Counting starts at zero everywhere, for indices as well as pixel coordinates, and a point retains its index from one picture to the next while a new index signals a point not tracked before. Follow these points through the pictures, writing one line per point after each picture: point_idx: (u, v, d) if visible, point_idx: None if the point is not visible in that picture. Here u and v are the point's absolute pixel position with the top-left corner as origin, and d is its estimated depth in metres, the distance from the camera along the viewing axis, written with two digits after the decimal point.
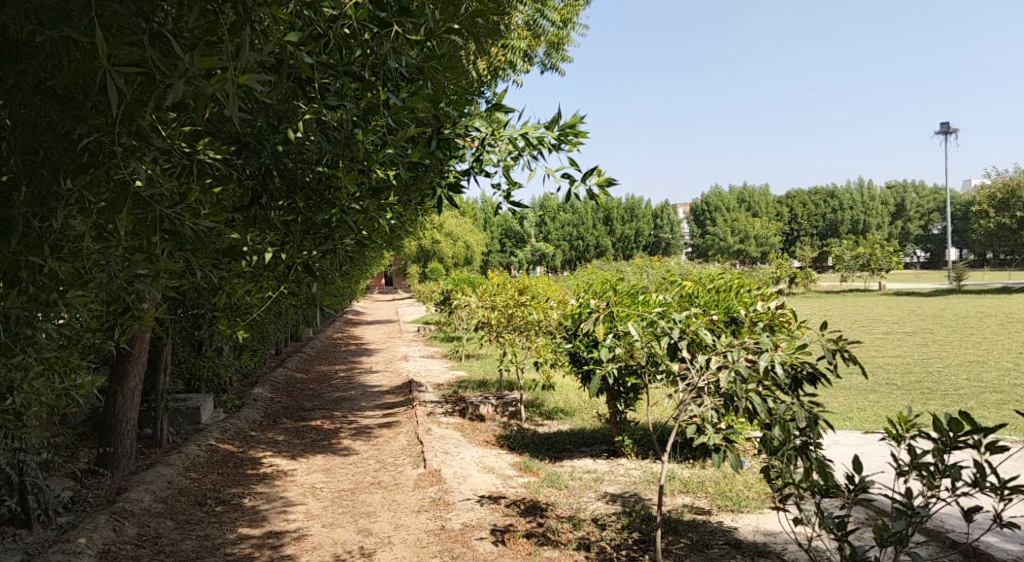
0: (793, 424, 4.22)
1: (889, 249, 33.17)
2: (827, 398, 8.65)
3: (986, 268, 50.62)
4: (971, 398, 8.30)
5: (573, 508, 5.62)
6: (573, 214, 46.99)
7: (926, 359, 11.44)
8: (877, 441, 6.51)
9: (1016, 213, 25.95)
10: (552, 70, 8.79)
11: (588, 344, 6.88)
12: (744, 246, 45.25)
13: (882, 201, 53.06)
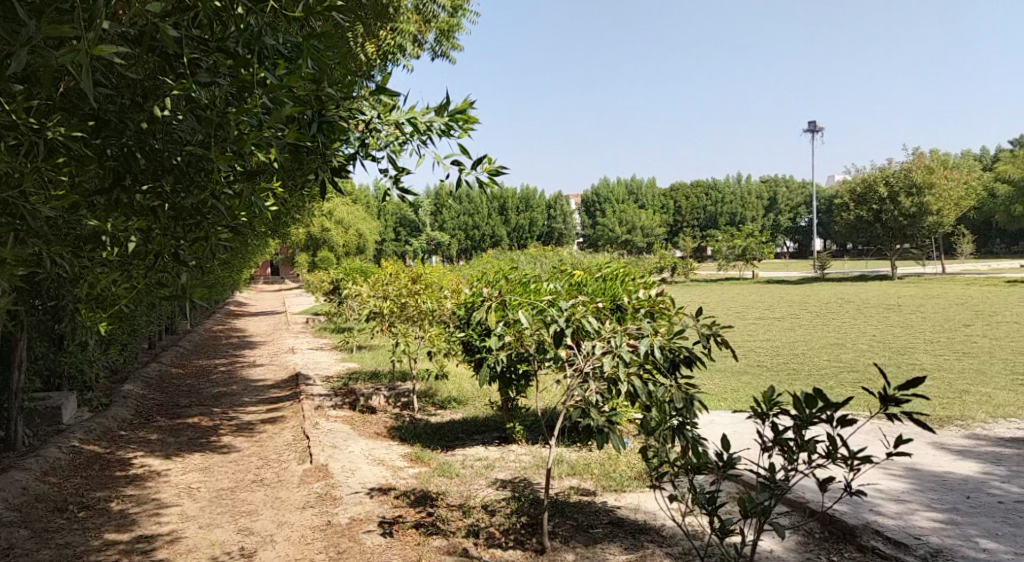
0: (669, 406, 4.38)
1: (762, 241, 34.99)
2: (704, 380, 9.04)
3: (846, 258, 54.23)
4: (831, 377, 8.90)
5: (463, 496, 5.62)
6: (468, 204, 46.84)
7: (793, 342, 12.18)
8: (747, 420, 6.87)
9: (872, 207, 27.97)
10: (443, 56, 8.75)
11: (480, 333, 6.88)
12: (632, 237, 46.57)
13: (757, 196, 55.94)
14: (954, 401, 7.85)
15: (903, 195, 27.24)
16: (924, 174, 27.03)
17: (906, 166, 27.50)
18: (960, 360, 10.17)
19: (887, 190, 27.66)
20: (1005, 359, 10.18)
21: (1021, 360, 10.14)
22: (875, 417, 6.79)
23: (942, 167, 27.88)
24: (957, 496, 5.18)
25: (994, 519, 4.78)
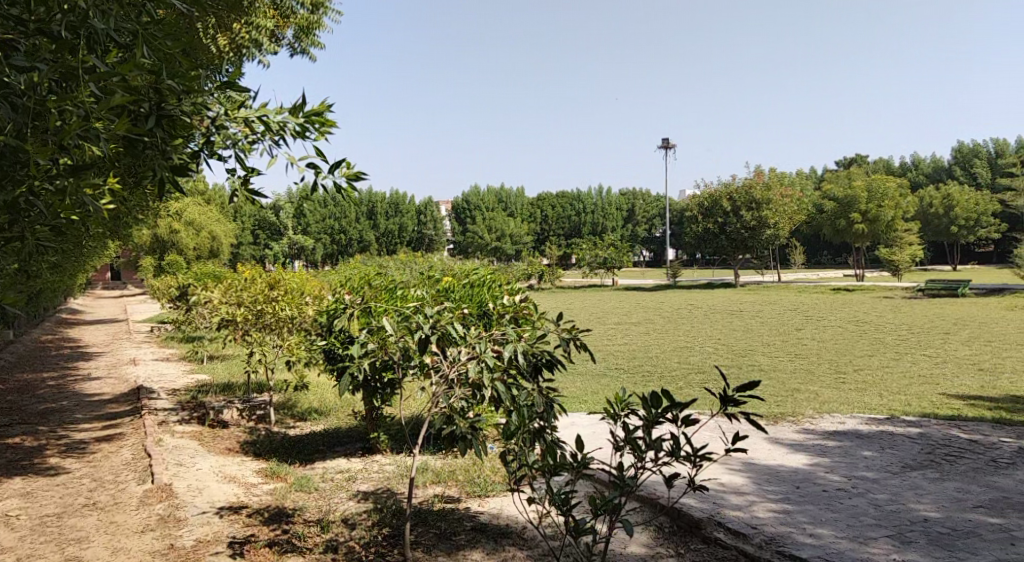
0: (532, 410, 4.40)
1: (624, 249, 36.23)
2: (566, 383, 9.21)
3: (696, 267, 57.25)
4: (681, 379, 9.34)
5: (321, 510, 5.42)
6: (332, 208, 45.58)
7: (648, 346, 12.67)
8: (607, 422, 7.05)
9: (720, 219, 29.65)
10: (302, 54, 8.49)
11: (343, 341, 6.63)
12: (500, 245, 47.05)
13: (617, 206, 58.05)
14: (787, 399, 8.41)
15: (745, 209, 29.11)
16: (764, 191, 29.00)
17: (747, 182, 29.41)
18: (793, 361, 10.93)
19: (731, 204, 29.45)
20: (831, 360, 11.06)
21: (845, 360, 11.05)
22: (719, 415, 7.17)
23: (779, 184, 30.04)
24: (790, 486, 5.53)
25: (820, 506, 5.14)
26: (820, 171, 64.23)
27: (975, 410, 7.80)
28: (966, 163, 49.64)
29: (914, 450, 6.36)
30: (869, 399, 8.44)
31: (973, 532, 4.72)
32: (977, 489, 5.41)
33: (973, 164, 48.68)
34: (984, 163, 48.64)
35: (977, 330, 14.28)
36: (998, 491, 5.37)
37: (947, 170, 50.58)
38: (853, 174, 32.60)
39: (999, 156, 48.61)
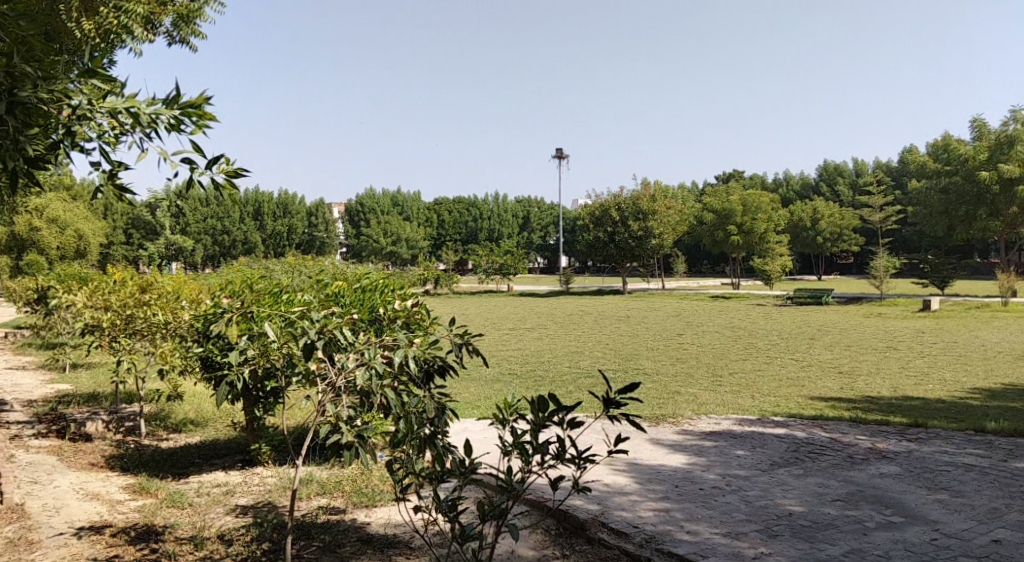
0: (422, 416, 4.27)
1: (518, 256, 36.44)
2: (457, 389, 9.11)
3: (587, 274, 58.38)
4: (572, 383, 9.43)
5: (195, 527, 5.10)
6: (214, 207, 43.67)
7: (540, 351, 12.75)
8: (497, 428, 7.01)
9: (610, 228, 30.33)
10: (180, 44, 8.08)
11: (222, 347, 6.29)
12: (396, 249, 45.80)
13: (512, 214, 58.50)
14: (668, 401, 8.64)
15: (633, 219, 29.95)
16: (650, 202, 29.94)
17: (635, 194, 30.27)
18: (675, 365, 11.28)
19: (619, 214, 30.23)
20: (710, 363, 11.49)
21: (722, 364, 11.51)
22: (607, 419, 7.26)
23: (663, 196, 31.09)
24: (669, 485, 5.65)
25: (697, 504, 5.28)
26: (701, 184, 67.06)
27: (837, 410, 8.26)
28: (832, 180, 53.10)
29: (782, 448, 6.65)
30: (743, 400, 8.80)
31: (832, 523, 4.97)
32: (836, 484, 5.70)
33: (837, 182, 52.13)
34: (847, 181, 52.21)
35: (838, 335, 15.25)
36: (855, 484, 5.68)
37: (817, 188, 53.87)
38: (731, 189, 34.16)
39: (861, 175, 52.31)
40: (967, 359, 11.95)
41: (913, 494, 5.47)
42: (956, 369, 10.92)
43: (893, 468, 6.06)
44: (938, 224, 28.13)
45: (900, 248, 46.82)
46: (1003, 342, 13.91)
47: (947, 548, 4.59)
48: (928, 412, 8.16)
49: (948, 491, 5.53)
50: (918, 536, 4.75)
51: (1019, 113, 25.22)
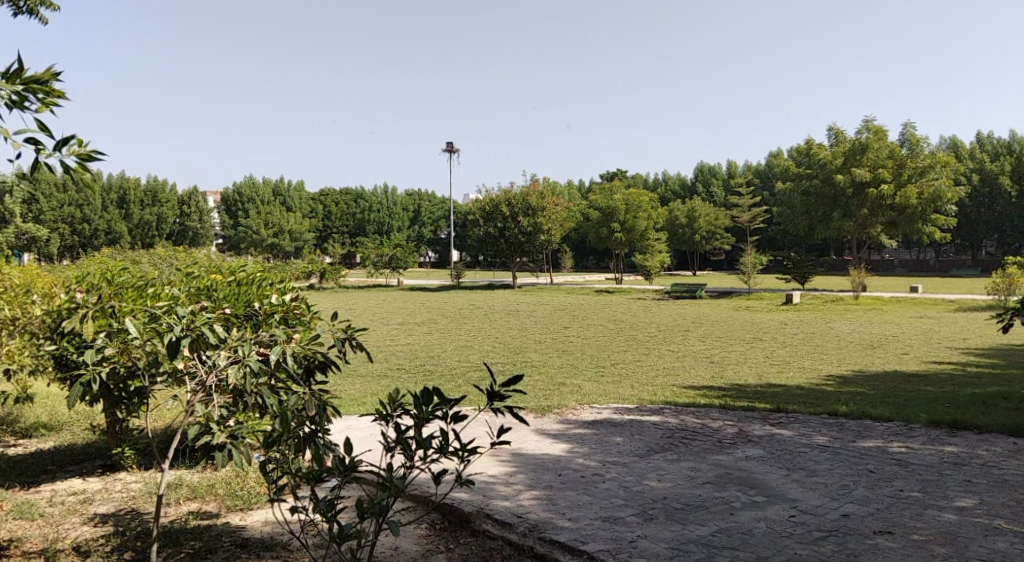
0: (302, 414, 4.08)
1: (407, 249, 35.96)
2: (341, 385, 8.87)
3: (477, 269, 58.42)
4: (459, 377, 9.38)
5: (47, 540, 4.71)
6: (76, 194, 40.66)
7: (429, 345, 12.63)
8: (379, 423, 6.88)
9: (500, 223, 30.42)
10: (30, 14, 7.43)
11: (79, 345, 5.81)
12: (278, 241, 44.09)
13: (401, 207, 57.71)
14: (552, 392, 8.76)
15: (522, 215, 30.22)
16: (538, 199, 30.30)
17: (524, 189, 30.50)
18: (559, 358, 11.45)
19: (508, 209, 30.45)
20: (593, 355, 11.74)
21: (605, 356, 11.79)
22: (490, 413, 7.28)
23: (552, 192, 31.52)
24: (551, 474, 5.72)
25: (578, 491, 5.37)
26: (585, 182, 68.58)
27: (709, 397, 8.62)
28: (707, 181, 55.59)
29: (658, 435, 6.87)
30: (623, 390, 9.04)
31: (702, 505, 5.17)
32: (706, 467, 5.95)
33: (712, 183, 54.57)
34: (720, 182, 54.81)
35: (711, 328, 15.97)
36: (723, 467, 5.94)
37: (696, 188, 56.22)
38: (614, 187, 35.09)
39: (733, 177, 55.05)
40: (824, 349, 12.79)
41: (774, 474, 5.78)
42: (814, 358, 11.65)
43: (757, 450, 6.38)
44: (801, 223, 29.95)
45: (768, 246, 49.59)
46: (855, 332, 14.99)
47: (803, 524, 4.87)
48: (790, 398, 8.66)
49: (805, 470, 5.89)
50: (778, 513, 5.02)
51: (870, 122, 27.22)
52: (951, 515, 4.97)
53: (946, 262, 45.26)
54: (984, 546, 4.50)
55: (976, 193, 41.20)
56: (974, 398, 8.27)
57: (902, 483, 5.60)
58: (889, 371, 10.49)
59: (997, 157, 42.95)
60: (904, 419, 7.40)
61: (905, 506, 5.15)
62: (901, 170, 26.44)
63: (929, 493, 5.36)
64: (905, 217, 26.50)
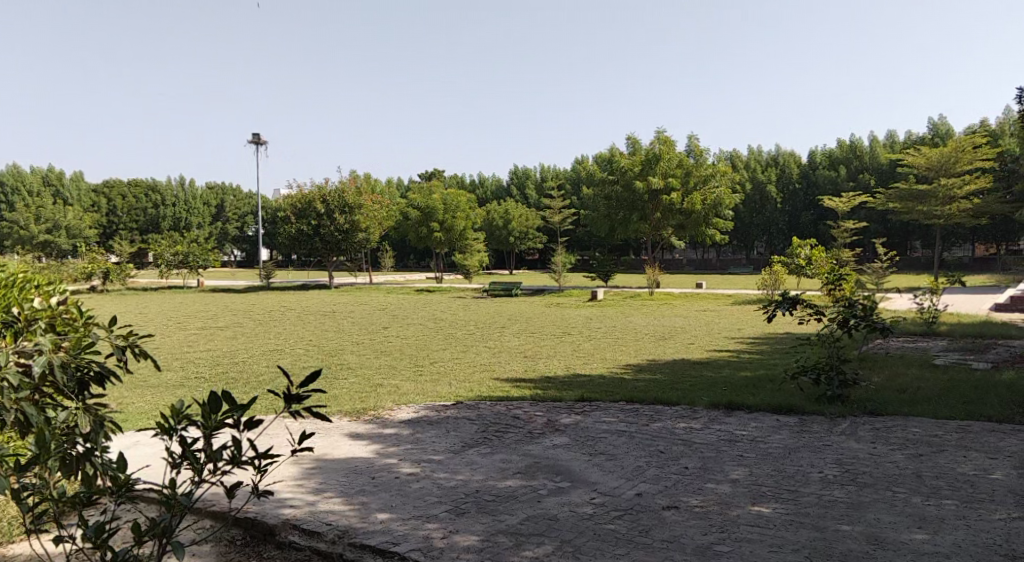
0: (73, 432, 3.66)
1: (207, 248, 33.75)
2: (132, 398, 8.15)
3: (285, 268, 56.03)
4: (266, 383, 8.95)
5: None
6: None
7: (233, 351, 11.95)
8: (155, 438, 6.37)
9: (311, 220, 29.38)
10: None
11: None
12: (53, 238, 39.67)
13: (200, 203, 53.96)
14: (367, 394, 8.61)
15: (337, 213, 29.42)
16: (354, 196, 29.63)
17: (339, 186, 29.66)
18: (376, 359, 11.29)
19: (323, 206, 29.46)
20: (410, 355, 11.69)
21: (422, 354, 11.77)
22: (289, 418, 7.01)
23: (367, 190, 30.91)
24: (363, 478, 5.61)
25: (391, 493, 5.32)
26: (400, 181, 68.14)
27: (521, 390, 8.88)
28: (521, 184, 57.20)
29: (472, 430, 6.97)
30: (437, 388, 9.06)
31: (512, 495, 5.32)
32: (516, 458, 6.12)
33: (526, 186, 56.23)
34: (533, 185, 56.52)
35: (523, 324, 16.46)
36: (532, 457, 6.14)
37: (509, 190, 57.75)
38: (432, 187, 35.13)
39: (544, 179, 57.13)
40: (624, 341, 13.60)
41: (579, 460, 6.06)
42: (615, 350, 12.36)
43: (564, 439, 6.65)
44: (604, 226, 31.60)
45: (576, 246, 51.86)
46: (650, 326, 16.10)
47: (602, 505, 5.15)
48: (594, 387, 9.12)
49: (605, 454, 6.23)
50: (580, 497, 5.28)
51: (663, 133, 29.29)
52: (726, 486, 5.47)
53: (726, 260, 49.95)
54: (752, 513, 4.99)
55: (750, 199, 45.79)
56: (749, 381, 9.17)
57: (687, 460, 6.09)
58: (680, 359, 11.36)
59: (768, 168, 47.99)
60: (690, 402, 8.06)
61: (689, 481, 5.60)
62: (689, 177, 28.76)
63: (708, 468, 5.86)
64: (692, 220, 28.83)
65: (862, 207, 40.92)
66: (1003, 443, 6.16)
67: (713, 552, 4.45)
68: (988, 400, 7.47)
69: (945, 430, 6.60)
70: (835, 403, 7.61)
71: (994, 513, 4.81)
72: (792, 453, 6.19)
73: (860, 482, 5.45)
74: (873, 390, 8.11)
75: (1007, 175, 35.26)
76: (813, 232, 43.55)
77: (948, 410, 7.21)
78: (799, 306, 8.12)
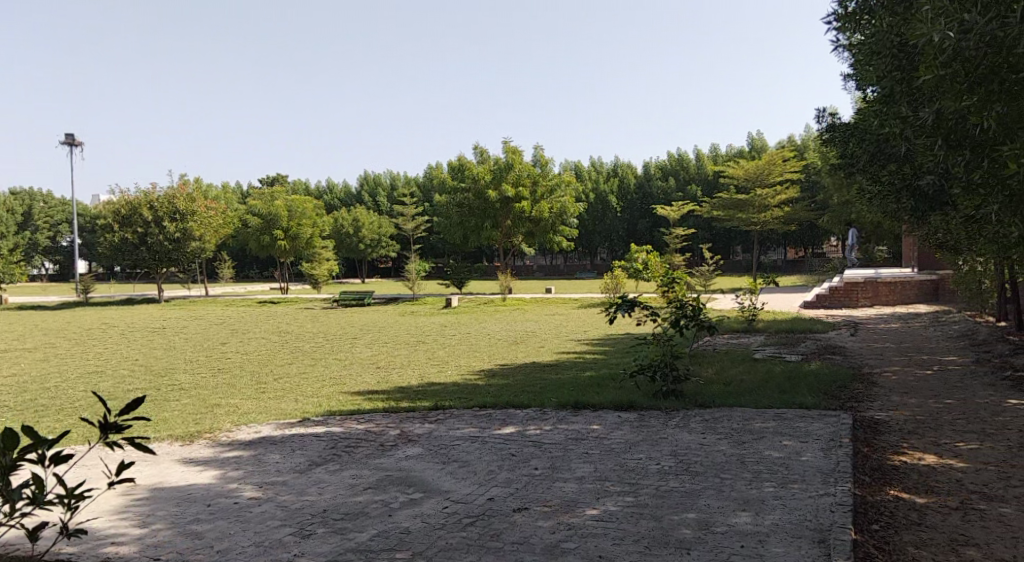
0: None
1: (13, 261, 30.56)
2: None
3: (111, 280, 51.88)
4: (85, 410, 8.22)
5: None
6: None
7: (46, 375, 10.89)
8: None
9: (137, 229, 27.36)
10: None
11: None
12: None
13: (7, 210, 48.87)
14: (203, 416, 8.13)
15: (166, 220, 27.62)
16: (186, 202, 27.95)
17: (169, 192, 27.87)
18: (214, 377, 10.66)
19: (151, 213, 27.54)
20: (252, 371, 11.15)
21: (265, 370, 11.26)
22: (103, 448, 6.47)
23: (201, 195, 29.23)
24: (198, 506, 5.27)
25: (231, 519, 5.04)
26: (239, 186, 65.05)
27: (371, 403, 8.70)
28: (371, 191, 56.39)
29: (319, 447, 6.74)
30: (280, 405, 8.70)
31: (361, 511, 5.19)
32: (366, 472, 5.99)
33: (376, 193, 55.47)
34: (385, 192, 55.79)
35: (374, 334, 16.18)
36: (384, 470, 6.03)
37: (357, 197, 56.72)
38: (273, 192, 33.80)
39: (394, 187, 56.62)
40: (476, 347, 13.69)
41: (430, 470, 6.02)
42: (466, 357, 12.40)
43: (417, 449, 6.58)
44: (454, 233, 31.71)
45: (429, 253, 51.63)
46: (501, 331, 16.30)
47: (454, 514, 5.13)
48: (445, 395, 9.10)
49: (457, 462, 6.22)
50: (433, 507, 5.23)
51: (509, 143, 29.81)
52: (573, 485, 5.61)
53: (572, 265, 51.60)
54: (597, 509, 5.14)
55: (593, 207, 47.53)
56: (593, 381, 9.49)
57: (537, 462, 6.20)
58: (528, 363, 11.58)
59: (610, 178, 50.04)
60: (537, 404, 8.22)
61: (538, 482, 5.70)
62: (537, 187, 29.37)
63: (557, 468, 6.00)
64: (539, 227, 29.49)
65: (693, 214, 43.59)
66: (812, 426, 6.72)
67: (561, 550, 4.54)
68: (799, 388, 8.15)
69: (764, 418, 7.12)
70: (670, 398, 8.02)
71: (806, 491, 5.23)
72: (633, 448, 6.45)
73: (693, 471, 5.77)
74: (703, 384, 8.63)
75: (811, 185, 38.78)
76: (650, 237, 45.90)
77: (767, 399, 7.79)
78: (636, 308, 8.51)
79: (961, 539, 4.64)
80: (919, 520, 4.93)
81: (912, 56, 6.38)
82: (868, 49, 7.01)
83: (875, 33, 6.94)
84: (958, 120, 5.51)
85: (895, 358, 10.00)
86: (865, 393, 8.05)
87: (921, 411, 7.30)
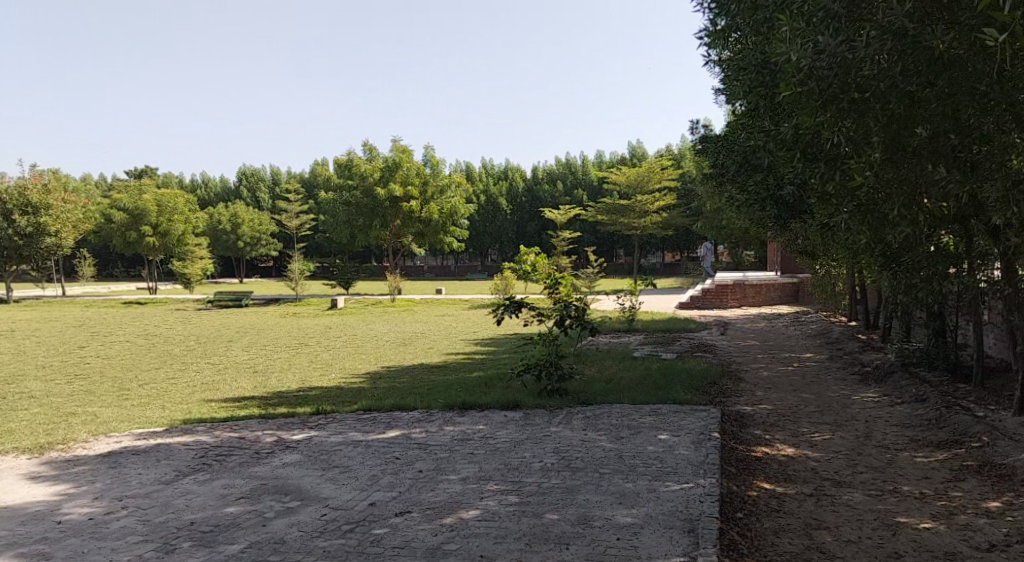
0: None
1: None
2: None
3: None
4: None
5: None
6: None
7: None
8: None
9: None
10: None
11: None
12: None
13: None
14: (57, 426, 7.56)
15: (17, 213, 25.57)
16: (40, 194, 25.97)
17: (20, 184, 25.79)
18: (71, 384, 9.93)
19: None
20: (115, 377, 10.48)
21: (129, 376, 10.61)
22: None
23: (59, 188, 27.23)
24: (47, 524, 4.91)
25: (85, 536, 4.72)
26: (106, 178, 61.12)
27: (246, 409, 8.37)
28: (251, 187, 54.30)
29: (189, 456, 6.42)
30: (143, 413, 8.22)
31: (233, 522, 4.97)
32: (240, 482, 5.75)
33: (257, 190, 53.45)
34: (266, 189, 53.88)
35: (252, 336, 15.58)
36: (259, 478, 5.81)
37: (235, 192, 54.47)
38: (142, 186, 31.92)
39: (275, 183, 54.76)
40: (359, 349, 13.43)
41: (309, 476, 5.85)
42: (348, 359, 12.15)
43: (294, 456, 6.39)
44: (341, 231, 31.04)
45: (313, 252, 50.28)
46: (388, 332, 16.08)
47: (333, 520, 5.00)
48: (325, 399, 8.88)
49: (338, 467, 6.08)
50: (311, 515, 5.09)
51: (400, 142, 29.42)
52: (455, 485, 5.61)
53: (461, 266, 51.59)
54: (479, 509, 5.15)
55: (481, 209, 47.67)
56: (478, 381, 9.51)
57: (421, 464, 6.14)
58: (412, 364, 11.47)
59: (499, 180, 50.40)
60: (423, 406, 8.16)
61: (421, 484, 5.66)
62: (425, 188, 29.14)
63: (440, 469, 5.96)
64: (428, 227, 29.29)
65: (578, 218, 44.52)
66: (685, 421, 7.01)
67: (442, 552, 4.52)
68: (674, 385, 8.47)
69: (642, 414, 7.35)
70: (554, 397, 8.15)
71: (678, 484, 5.44)
72: (517, 447, 6.50)
73: (573, 467, 5.89)
74: (585, 383, 8.83)
75: (687, 192, 40.46)
76: (536, 240, 46.52)
77: (645, 396, 8.05)
78: (523, 309, 8.60)
79: (814, 523, 4.95)
80: (778, 507, 5.23)
81: (773, 73, 6.75)
82: (736, 66, 7.37)
83: (742, 50, 7.29)
84: (814, 134, 5.82)
85: (760, 355, 10.57)
86: (733, 389, 8.47)
87: (784, 405, 7.76)
